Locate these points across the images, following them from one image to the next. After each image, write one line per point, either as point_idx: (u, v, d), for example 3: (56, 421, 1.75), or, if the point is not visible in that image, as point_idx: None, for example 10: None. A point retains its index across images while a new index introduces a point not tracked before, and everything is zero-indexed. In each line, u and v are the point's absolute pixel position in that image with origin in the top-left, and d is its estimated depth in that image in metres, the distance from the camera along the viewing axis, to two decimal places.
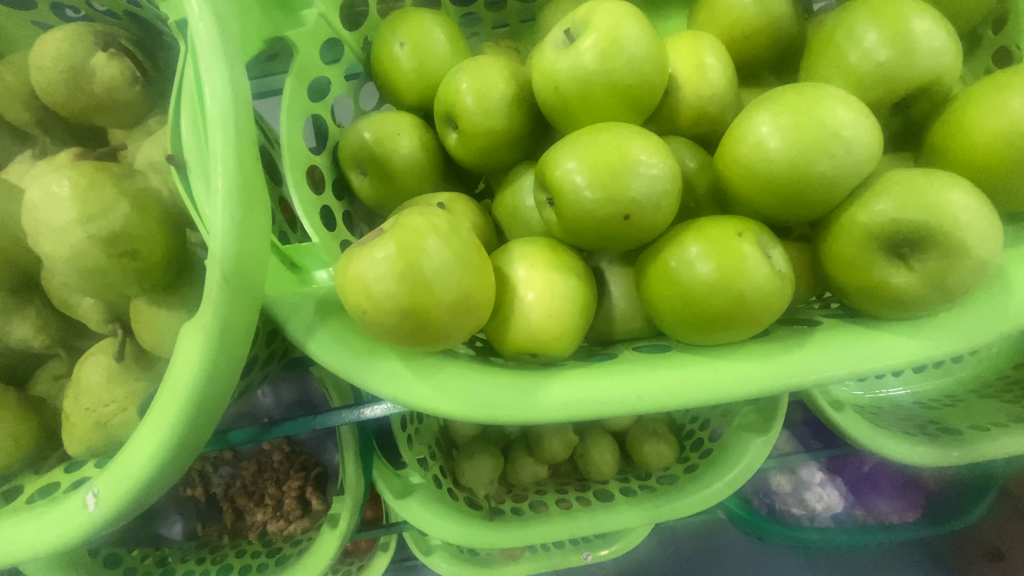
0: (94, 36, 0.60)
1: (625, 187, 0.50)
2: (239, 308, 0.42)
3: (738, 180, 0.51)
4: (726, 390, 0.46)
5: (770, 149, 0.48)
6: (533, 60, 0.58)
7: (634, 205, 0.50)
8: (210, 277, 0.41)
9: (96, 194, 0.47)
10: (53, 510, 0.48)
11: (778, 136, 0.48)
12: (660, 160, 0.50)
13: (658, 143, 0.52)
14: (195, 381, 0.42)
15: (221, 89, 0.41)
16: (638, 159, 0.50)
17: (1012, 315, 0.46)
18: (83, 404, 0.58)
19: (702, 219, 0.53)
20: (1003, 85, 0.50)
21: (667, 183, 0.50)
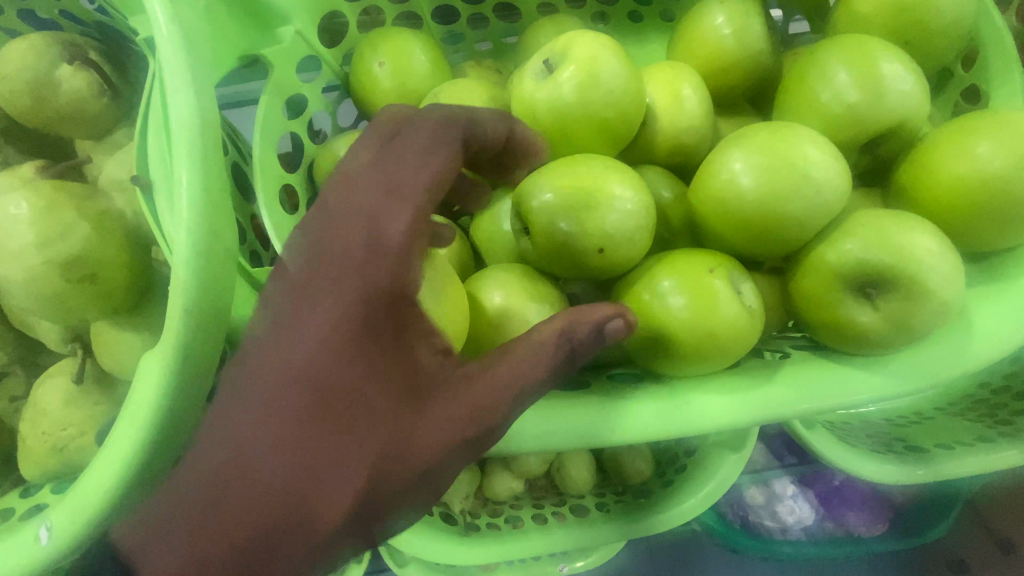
0: (60, 47, 0.58)
1: (599, 221, 0.50)
2: (202, 339, 0.41)
3: (710, 216, 0.51)
4: (698, 424, 0.46)
5: (742, 187, 0.49)
6: (512, 86, 0.58)
7: (608, 238, 0.50)
8: (172, 307, 0.39)
9: (56, 217, 0.45)
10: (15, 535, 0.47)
11: (750, 175, 0.49)
12: (635, 194, 0.51)
13: (633, 176, 0.52)
14: (156, 409, 0.40)
15: (188, 115, 0.40)
16: (613, 194, 0.50)
17: (970, 355, 0.47)
18: (41, 428, 0.56)
19: (676, 253, 0.54)
20: (967, 130, 0.52)
21: (641, 218, 0.51)
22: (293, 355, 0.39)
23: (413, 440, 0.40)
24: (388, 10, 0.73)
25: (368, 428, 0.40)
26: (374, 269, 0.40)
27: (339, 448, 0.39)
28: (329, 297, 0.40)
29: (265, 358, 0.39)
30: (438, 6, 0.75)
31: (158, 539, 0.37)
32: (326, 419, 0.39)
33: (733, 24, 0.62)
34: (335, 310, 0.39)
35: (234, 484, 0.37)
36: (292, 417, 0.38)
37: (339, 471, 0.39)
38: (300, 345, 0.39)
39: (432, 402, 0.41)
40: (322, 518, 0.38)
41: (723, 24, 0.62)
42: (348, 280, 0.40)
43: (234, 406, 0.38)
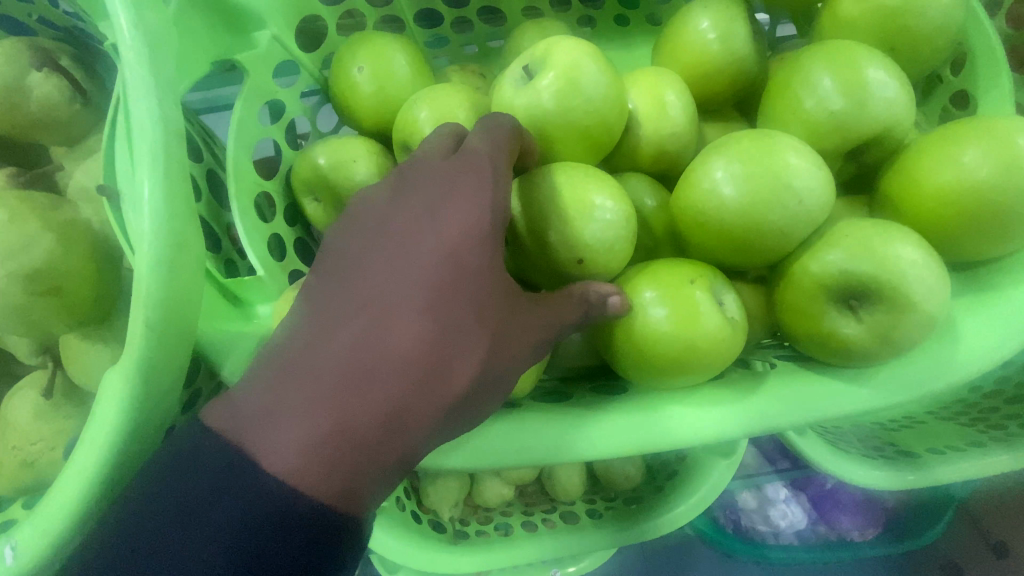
0: (30, 53, 0.57)
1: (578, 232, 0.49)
2: (167, 355, 0.39)
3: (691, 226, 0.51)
4: (680, 438, 0.46)
5: (723, 197, 0.48)
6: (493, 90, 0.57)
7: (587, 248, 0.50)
8: (133, 323, 0.37)
9: (18, 228, 0.44)
10: None
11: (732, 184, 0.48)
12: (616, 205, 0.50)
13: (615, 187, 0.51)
14: (118, 431, 0.38)
15: (150, 123, 0.38)
16: (593, 204, 0.49)
17: (954, 368, 0.47)
18: (11, 442, 0.54)
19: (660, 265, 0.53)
20: (953, 137, 0.51)
21: (622, 228, 0.50)
22: (421, 249, 0.42)
23: (508, 338, 0.43)
24: (370, 14, 0.71)
25: (477, 315, 0.42)
26: (489, 186, 0.44)
27: (460, 328, 0.41)
28: (460, 205, 0.43)
29: (397, 250, 0.43)
30: (420, 10, 0.74)
31: (272, 418, 0.38)
32: (449, 304, 0.41)
33: (718, 29, 0.61)
34: (456, 216, 0.43)
35: (360, 355, 0.39)
36: (416, 297, 0.41)
37: (464, 345, 0.41)
38: (433, 243, 0.42)
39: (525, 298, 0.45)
40: (433, 394, 0.40)
41: (708, 29, 0.62)
42: (470, 195, 0.43)
43: (361, 289, 0.42)
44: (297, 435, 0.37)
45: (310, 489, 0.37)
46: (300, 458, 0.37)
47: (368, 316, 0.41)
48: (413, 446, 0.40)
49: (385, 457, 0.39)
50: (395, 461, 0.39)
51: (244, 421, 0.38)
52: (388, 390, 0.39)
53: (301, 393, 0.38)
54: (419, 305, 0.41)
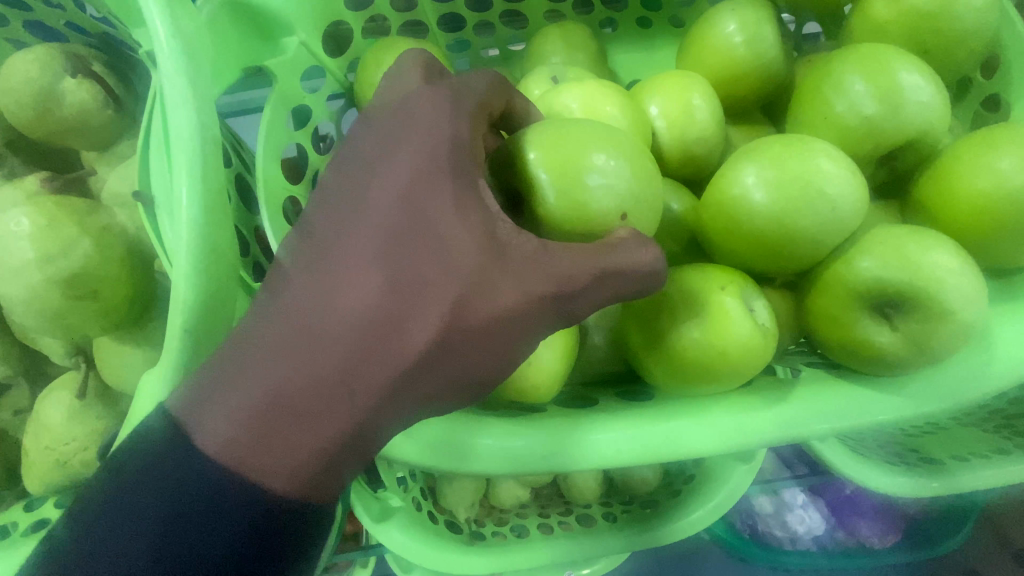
0: (64, 59, 0.58)
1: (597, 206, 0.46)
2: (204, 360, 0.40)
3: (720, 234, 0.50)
4: (714, 444, 0.45)
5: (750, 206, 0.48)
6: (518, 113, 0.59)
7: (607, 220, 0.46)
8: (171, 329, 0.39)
9: (56, 234, 0.45)
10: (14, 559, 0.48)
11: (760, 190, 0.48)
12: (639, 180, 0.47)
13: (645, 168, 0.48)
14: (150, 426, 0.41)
15: (187, 132, 0.39)
16: (593, 162, 0.45)
17: (990, 378, 0.46)
18: (44, 442, 0.55)
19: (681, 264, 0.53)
20: (989, 143, 0.50)
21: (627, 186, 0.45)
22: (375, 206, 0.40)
23: (484, 295, 0.38)
24: (394, 18, 0.72)
25: (441, 270, 0.38)
26: (442, 134, 0.40)
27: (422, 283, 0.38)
28: (411, 156, 0.40)
29: (356, 205, 0.40)
30: (443, 14, 0.74)
31: (228, 385, 0.38)
32: (401, 261, 0.38)
33: (745, 32, 0.61)
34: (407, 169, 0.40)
35: (304, 318, 0.38)
36: (365, 254, 0.39)
37: (416, 306, 0.38)
38: (387, 197, 0.39)
39: (509, 248, 0.39)
40: (389, 355, 0.38)
41: (735, 32, 0.61)
42: (427, 146, 0.40)
43: (318, 249, 0.40)
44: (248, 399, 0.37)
45: (253, 456, 0.37)
46: (249, 423, 0.37)
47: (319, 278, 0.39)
48: (381, 407, 0.38)
49: (338, 419, 0.37)
50: (343, 424, 0.38)
51: (204, 391, 0.38)
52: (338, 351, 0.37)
53: (255, 360, 0.38)
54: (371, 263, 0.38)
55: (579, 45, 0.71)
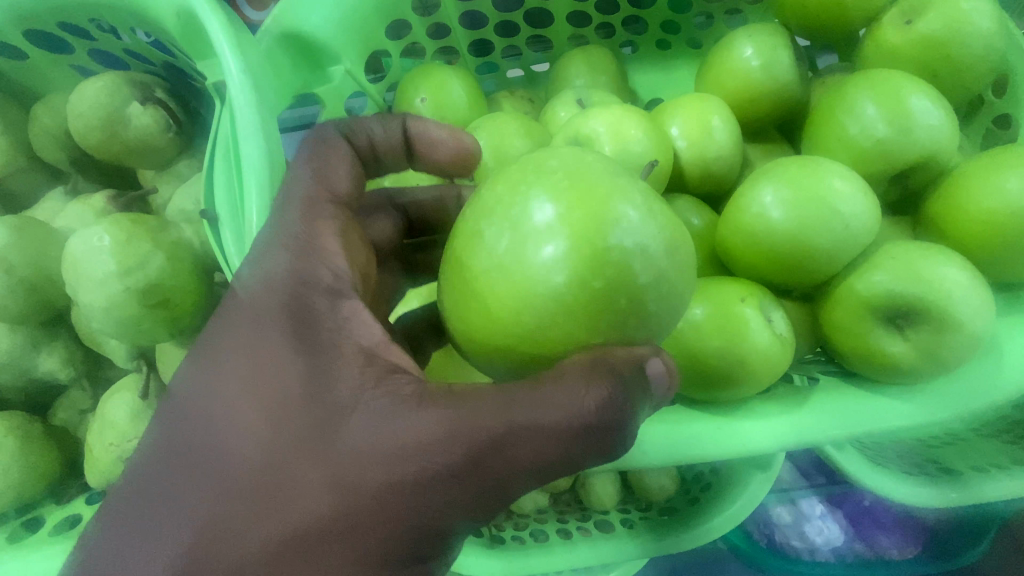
0: (131, 86, 0.63)
1: (553, 284, 0.38)
2: None
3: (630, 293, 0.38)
4: (738, 447, 0.47)
5: (645, 241, 0.39)
6: (551, 142, 0.62)
7: (486, 266, 0.41)
8: None
9: (134, 247, 0.50)
10: None
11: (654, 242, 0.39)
12: (563, 207, 0.39)
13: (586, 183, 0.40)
14: None
15: (257, 158, 0.44)
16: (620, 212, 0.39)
17: (1003, 386, 0.48)
18: (107, 439, 0.60)
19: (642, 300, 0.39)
20: (996, 164, 0.53)
21: (654, 231, 0.39)
22: (215, 356, 0.38)
23: (328, 459, 0.34)
24: (427, 44, 0.77)
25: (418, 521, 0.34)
26: (292, 273, 0.38)
27: (291, 463, 0.34)
28: (257, 293, 0.38)
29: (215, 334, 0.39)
30: (474, 40, 0.79)
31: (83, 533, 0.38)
32: (219, 434, 0.36)
33: (761, 56, 0.64)
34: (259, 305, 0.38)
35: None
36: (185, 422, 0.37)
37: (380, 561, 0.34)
38: (251, 368, 0.36)
39: (355, 420, 0.34)
40: (222, 510, 0.34)
41: (751, 56, 0.65)
42: (274, 268, 0.39)
43: (189, 403, 0.38)
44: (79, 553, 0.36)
45: None
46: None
47: (181, 435, 0.37)
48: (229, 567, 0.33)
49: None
50: None
51: None
52: (196, 503, 0.35)
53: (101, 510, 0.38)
54: (205, 428, 0.36)
55: (601, 68, 0.75)
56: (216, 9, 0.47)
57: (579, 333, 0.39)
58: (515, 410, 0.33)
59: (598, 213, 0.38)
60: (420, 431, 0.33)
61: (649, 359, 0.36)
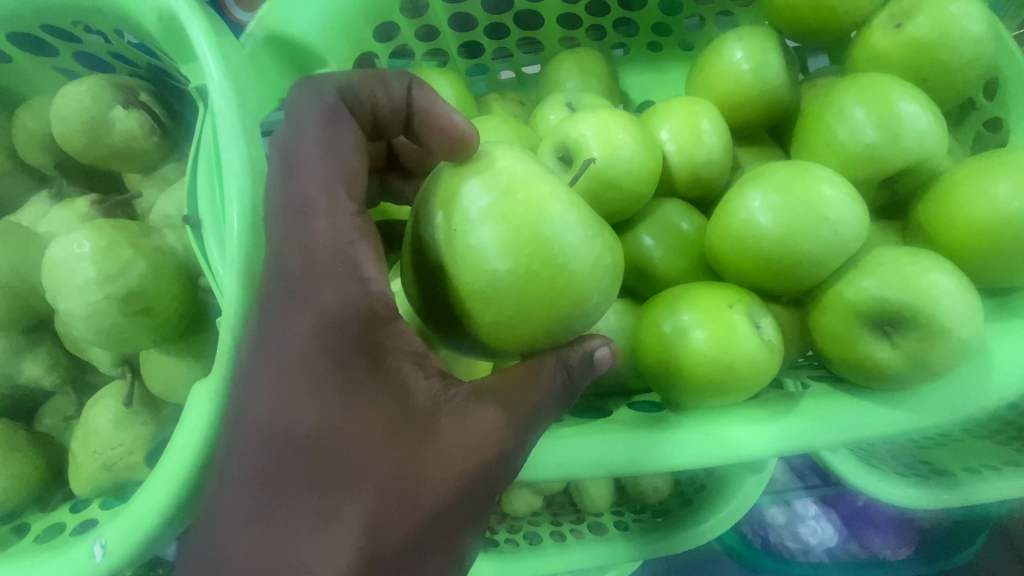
0: (115, 90, 0.62)
1: (490, 269, 0.39)
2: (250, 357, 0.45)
3: (564, 281, 0.39)
4: (727, 454, 0.47)
5: (579, 239, 0.40)
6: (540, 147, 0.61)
7: (426, 244, 0.42)
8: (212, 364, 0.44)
9: (115, 255, 0.50)
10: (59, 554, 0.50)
11: (586, 241, 0.40)
12: (503, 217, 0.39)
13: (525, 193, 0.40)
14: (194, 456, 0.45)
15: (239, 165, 0.44)
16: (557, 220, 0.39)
17: (990, 393, 0.48)
18: (91, 447, 0.59)
19: (574, 290, 0.40)
20: (985, 169, 0.53)
21: (590, 235, 0.40)
22: (272, 394, 0.37)
23: (423, 467, 0.36)
24: (416, 46, 0.76)
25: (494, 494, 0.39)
26: (330, 288, 0.37)
27: (403, 477, 0.35)
28: (300, 318, 0.37)
29: (262, 371, 0.38)
30: (464, 41, 0.78)
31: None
32: (309, 469, 0.36)
33: (751, 60, 0.64)
34: (305, 333, 0.37)
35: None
36: (263, 471, 0.36)
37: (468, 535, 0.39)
38: (319, 396, 0.36)
39: (434, 424, 0.37)
40: (338, 541, 0.34)
41: (742, 59, 0.64)
42: (312, 289, 0.38)
43: (264, 447, 0.36)
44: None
45: None
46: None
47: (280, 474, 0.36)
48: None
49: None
50: None
51: None
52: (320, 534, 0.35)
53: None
54: (288, 468, 0.36)
55: (592, 71, 0.75)
56: (198, 13, 0.46)
57: (540, 324, 0.41)
58: (535, 397, 0.39)
59: (541, 224, 0.39)
60: (485, 427, 0.37)
61: (597, 346, 0.43)
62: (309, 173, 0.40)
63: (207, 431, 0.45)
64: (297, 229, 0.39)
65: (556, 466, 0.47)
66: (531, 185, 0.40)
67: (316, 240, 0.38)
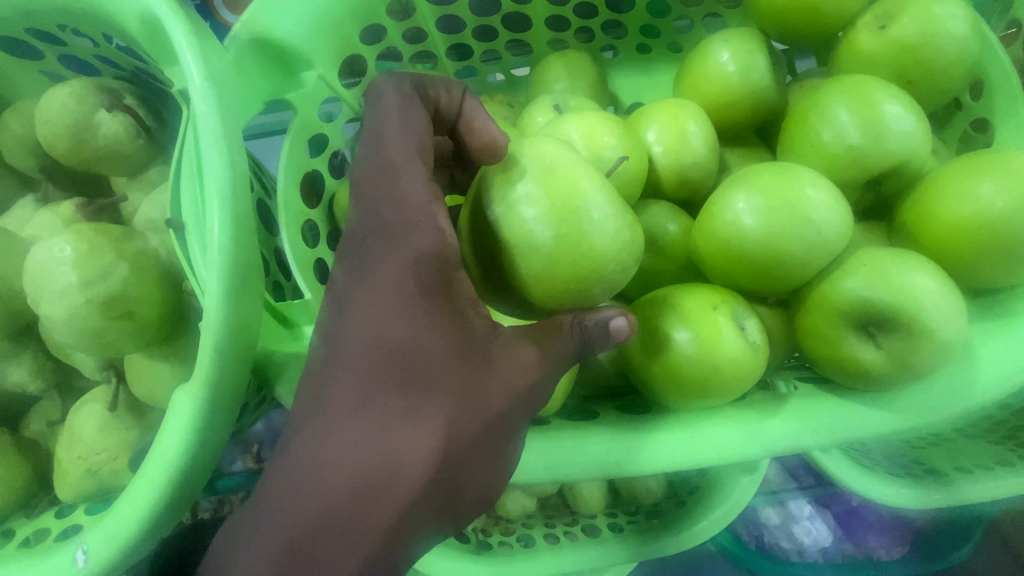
0: (99, 92, 0.61)
1: (527, 235, 0.45)
2: (229, 361, 0.45)
3: (592, 250, 0.44)
4: (714, 455, 0.47)
5: (606, 216, 0.45)
6: None
7: (478, 211, 0.48)
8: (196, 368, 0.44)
9: (97, 259, 0.50)
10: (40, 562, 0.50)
11: (613, 221, 0.45)
12: (544, 189, 0.44)
13: (566, 176, 0.45)
14: (173, 462, 0.44)
15: (219, 169, 0.43)
16: (590, 200, 0.44)
17: (975, 392, 0.48)
18: (76, 452, 0.59)
19: (597, 261, 0.45)
20: (969, 171, 0.53)
21: (618, 218, 0.45)
22: (370, 314, 0.44)
23: (483, 387, 0.43)
24: (405, 48, 0.76)
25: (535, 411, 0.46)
26: (420, 233, 0.44)
27: (469, 385, 0.43)
28: (393, 256, 0.44)
29: (359, 293, 0.45)
30: (452, 44, 0.78)
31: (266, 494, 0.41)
32: (396, 379, 0.43)
33: (738, 61, 0.64)
34: (399, 267, 0.44)
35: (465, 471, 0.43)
36: (357, 375, 0.43)
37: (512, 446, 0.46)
38: (403, 318, 0.43)
39: (494, 354, 0.44)
40: (417, 432, 0.42)
41: (728, 61, 0.64)
42: (404, 233, 0.44)
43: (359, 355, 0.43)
44: (283, 509, 0.40)
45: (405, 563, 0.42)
46: (293, 530, 0.40)
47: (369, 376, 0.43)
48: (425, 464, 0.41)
49: (371, 523, 0.40)
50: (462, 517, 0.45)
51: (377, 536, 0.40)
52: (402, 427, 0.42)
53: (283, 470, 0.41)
54: (379, 372, 0.43)
55: (581, 73, 0.75)
56: (179, 16, 0.46)
57: (565, 286, 0.46)
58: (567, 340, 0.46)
59: (571, 201, 0.44)
60: (531, 360, 0.44)
61: (616, 317, 0.46)
62: (389, 145, 0.46)
63: (191, 434, 0.45)
64: (387, 183, 0.45)
65: (539, 469, 0.47)
66: (571, 166, 0.45)
67: (402, 197, 0.44)
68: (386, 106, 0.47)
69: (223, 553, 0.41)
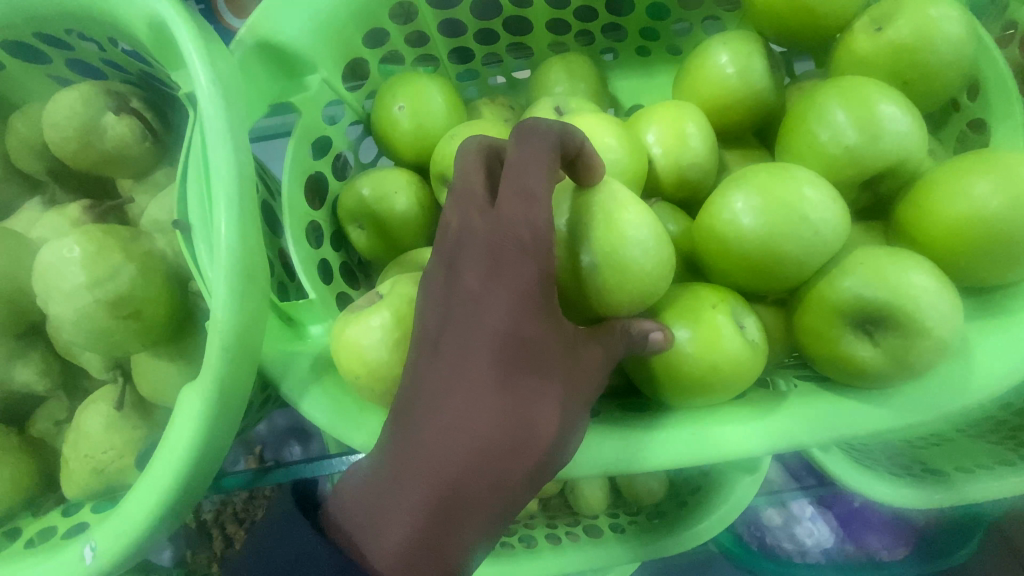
0: (105, 96, 0.62)
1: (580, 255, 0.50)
2: (236, 359, 0.45)
3: (635, 270, 0.50)
4: (718, 452, 0.47)
5: (647, 238, 0.50)
6: None
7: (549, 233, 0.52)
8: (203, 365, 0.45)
9: (105, 259, 0.50)
10: (48, 558, 0.50)
11: (654, 244, 0.50)
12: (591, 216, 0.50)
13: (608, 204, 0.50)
14: (180, 460, 0.45)
15: (226, 170, 0.44)
16: (629, 224, 0.49)
17: (973, 390, 0.49)
18: (82, 451, 0.60)
19: (640, 280, 0.50)
20: (965, 170, 0.54)
21: (654, 239, 0.50)
22: (497, 313, 0.43)
23: (580, 383, 0.46)
24: (407, 52, 0.77)
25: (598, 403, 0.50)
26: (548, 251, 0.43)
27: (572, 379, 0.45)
28: (523, 264, 0.43)
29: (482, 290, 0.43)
30: (453, 47, 0.79)
31: (396, 482, 0.41)
32: (523, 377, 0.43)
33: (736, 63, 0.65)
34: (530, 276, 0.43)
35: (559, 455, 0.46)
36: (488, 376, 0.42)
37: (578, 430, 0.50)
38: (529, 317, 0.43)
39: (586, 349, 0.47)
40: (541, 421, 0.43)
41: (727, 63, 0.65)
42: (536, 246, 0.43)
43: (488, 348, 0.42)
44: (416, 486, 0.40)
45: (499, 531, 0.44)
46: (429, 508, 0.40)
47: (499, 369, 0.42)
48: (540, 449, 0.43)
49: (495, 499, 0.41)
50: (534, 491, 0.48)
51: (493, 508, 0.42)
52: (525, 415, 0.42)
53: (412, 463, 0.41)
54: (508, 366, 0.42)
55: (580, 75, 0.75)
56: (185, 19, 0.47)
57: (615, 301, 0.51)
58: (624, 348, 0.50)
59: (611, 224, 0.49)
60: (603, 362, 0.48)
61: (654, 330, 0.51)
62: (535, 171, 0.43)
63: (199, 431, 0.45)
64: (522, 198, 0.43)
65: None
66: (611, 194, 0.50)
67: (534, 218, 0.43)
68: (533, 139, 0.44)
69: (350, 518, 0.41)
